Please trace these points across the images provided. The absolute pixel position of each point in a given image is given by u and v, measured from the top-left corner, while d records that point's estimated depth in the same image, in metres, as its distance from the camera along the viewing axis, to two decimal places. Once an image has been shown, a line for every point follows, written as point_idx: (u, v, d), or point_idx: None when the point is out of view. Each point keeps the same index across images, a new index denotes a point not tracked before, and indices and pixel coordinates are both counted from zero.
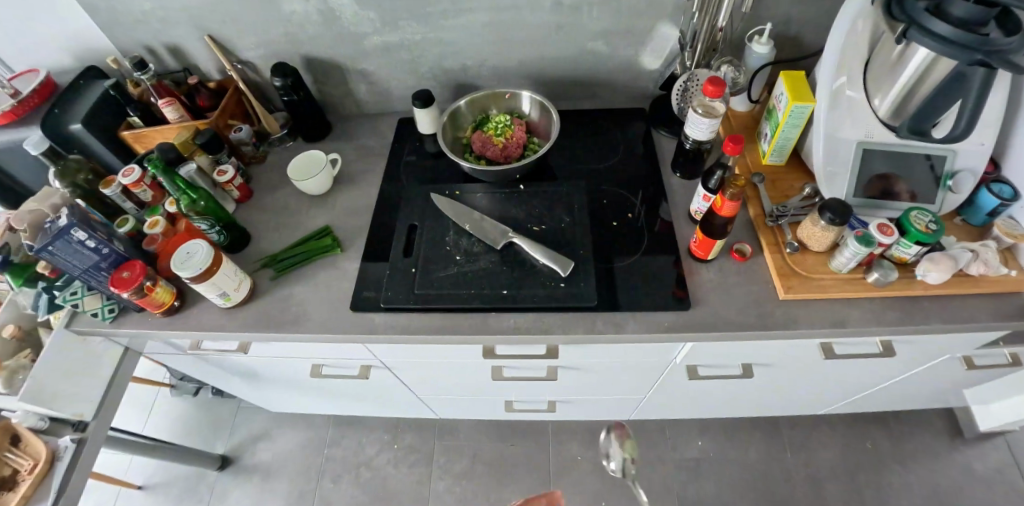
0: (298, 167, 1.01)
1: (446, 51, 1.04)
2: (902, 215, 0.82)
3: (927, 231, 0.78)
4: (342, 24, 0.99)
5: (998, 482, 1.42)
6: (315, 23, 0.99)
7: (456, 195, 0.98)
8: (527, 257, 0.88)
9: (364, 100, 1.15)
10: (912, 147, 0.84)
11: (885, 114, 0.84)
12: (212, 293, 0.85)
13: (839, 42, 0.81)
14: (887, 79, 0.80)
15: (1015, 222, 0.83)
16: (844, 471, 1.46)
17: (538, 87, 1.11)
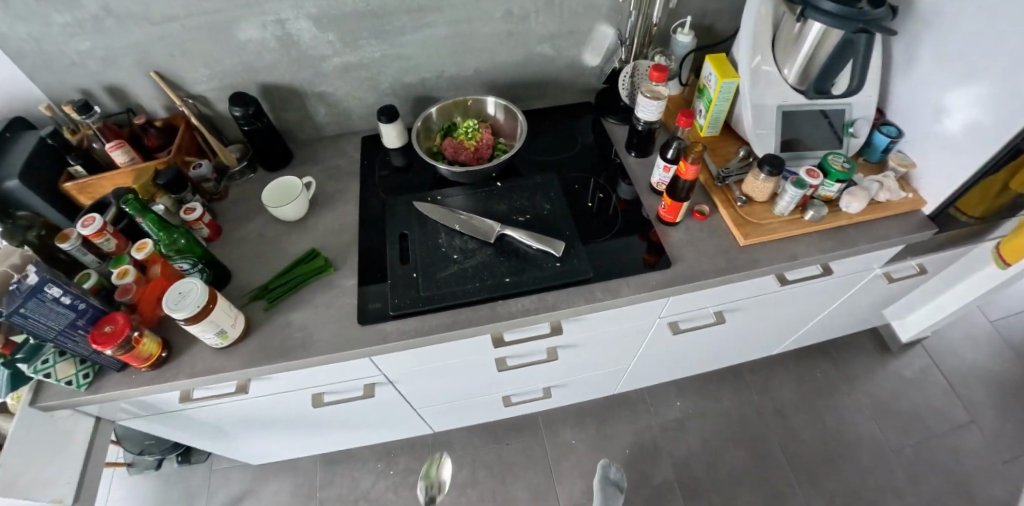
0: (271, 194, 0.99)
1: (405, 66, 1.10)
2: (822, 161, 0.99)
3: (843, 170, 0.95)
4: (301, 47, 1.02)
5: (919, 381, 1.69)
6: (272, 48, 1.01)
7: (439, 200, 1.02)
8: (519, 245, 0.93)
9: (323, 123, 1.16)
10: (817, 104, 1.02)
11: (794, 81, 1.01)
12: (209, 333, 0.81)
13: (751, 24, 0.98)
14: (793, 52, 0.98)
15: (904, 156, 1.05)
16: (802, 400, 1.65)
17: (494, 93, 1.20)
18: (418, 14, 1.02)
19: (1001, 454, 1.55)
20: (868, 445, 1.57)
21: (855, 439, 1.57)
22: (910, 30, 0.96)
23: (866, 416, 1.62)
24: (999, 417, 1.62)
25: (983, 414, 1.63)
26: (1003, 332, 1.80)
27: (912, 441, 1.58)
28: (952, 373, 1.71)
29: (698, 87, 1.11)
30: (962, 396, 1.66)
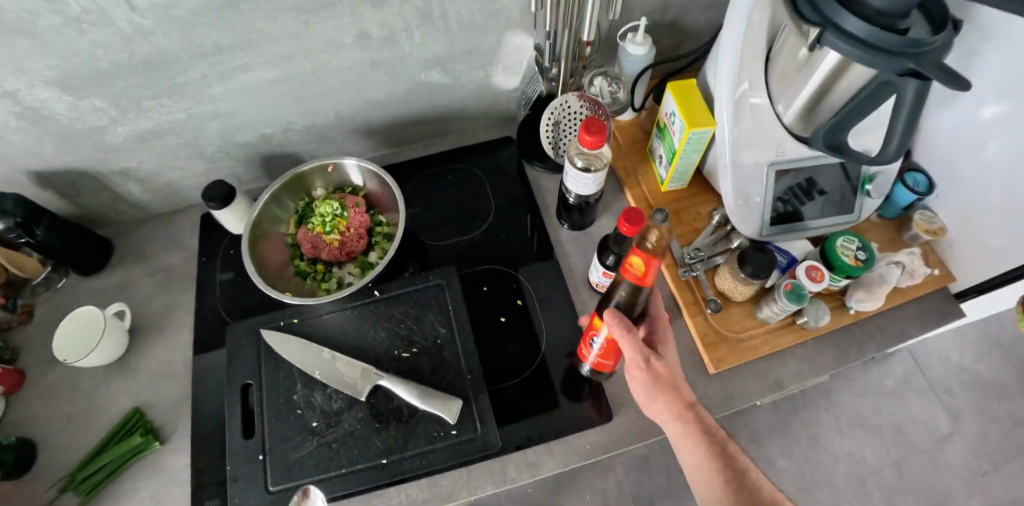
0: (67, 343, 0.73)
1: (232, 124, 0.77)
2: (829, 244, 0.76)
3: (857, 265, 0.73)
4: (58, 121, 0.68)
5: (902, 391, 1.50)
6: (13, 128, 0.67)
7: (296, 324, 0.75)
8: (402, 401, 0.69)
9: (146, 199, 0.86)
10: (819, 157, 0.74)
11: (791, 120, 0.70)
12: None
13: (735, 44, 0.65)
14: (794, 86, 0.65)
15: (932, 215, 0.82)
16: (779, 421, 1.49)
17: (373, 137, 0.87)
18: (220, 57, 0.66)
19: (986, 466, 1.43)
20: (851, 469, 1.43)
21: (832, 462, 1.43)
22: (970, 40, 0.66)
23: (855, 436, 1.46)
24: (981, 424, 1.46)
25: (982, 425, 1.47)
26: (999, 324, 1.58)
27: (892, 460, 1.43)
28: (934, 375, 1.53)
29: (658, 123, 0.79)
30: (946, 403, 1.49)
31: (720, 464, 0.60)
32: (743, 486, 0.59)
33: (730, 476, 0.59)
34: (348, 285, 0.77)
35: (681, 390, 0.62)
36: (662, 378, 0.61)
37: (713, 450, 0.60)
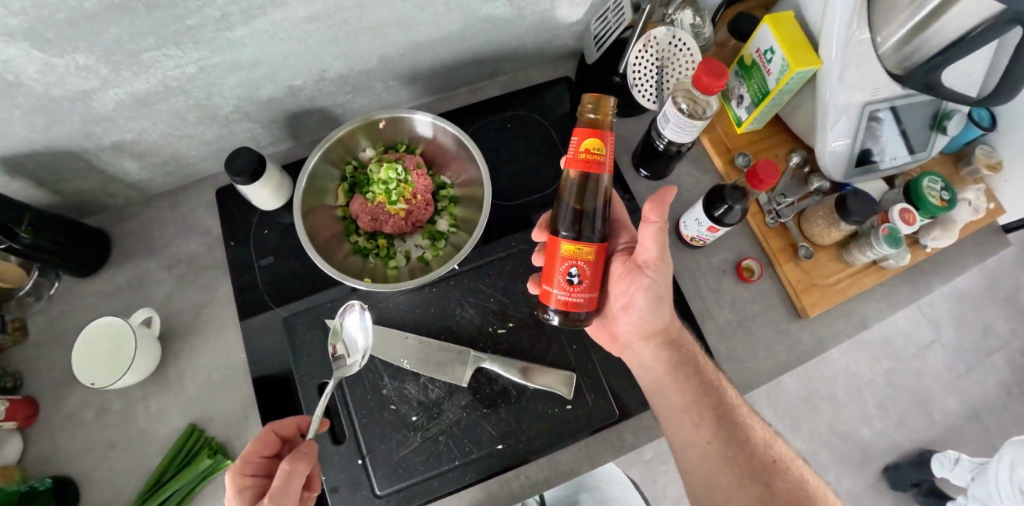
0: (92, 365, 0.61)
1: (254, 78, 0.62)
2: (913, 183, 0.74)
3: (943, 206, 0.71)
4: (29, 89, 0.52)
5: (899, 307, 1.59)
6: None
7: (368, 310, 0.65)
8: (508, 381, 0.63)
9: (145, 177, 0.71)
10: (908, 96, 0.70)
11: (886, 54, 0.61)
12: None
13: None
14: (896, 19, 0.57)
15: (990, 150, 0.82)
16: None
17: (416, 83, 0.74)
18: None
19: None
20: None
21: (833, 377, 1.41)
22: None
23: None
24: None
25: None
26: None
27: (882, 369, 1.42)
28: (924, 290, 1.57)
29: (743, 59, 0.73)
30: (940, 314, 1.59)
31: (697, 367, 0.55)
32: (715, 389, 0.54)
33: (705, 381, 0.54)
34: (418, 259, 0.67)
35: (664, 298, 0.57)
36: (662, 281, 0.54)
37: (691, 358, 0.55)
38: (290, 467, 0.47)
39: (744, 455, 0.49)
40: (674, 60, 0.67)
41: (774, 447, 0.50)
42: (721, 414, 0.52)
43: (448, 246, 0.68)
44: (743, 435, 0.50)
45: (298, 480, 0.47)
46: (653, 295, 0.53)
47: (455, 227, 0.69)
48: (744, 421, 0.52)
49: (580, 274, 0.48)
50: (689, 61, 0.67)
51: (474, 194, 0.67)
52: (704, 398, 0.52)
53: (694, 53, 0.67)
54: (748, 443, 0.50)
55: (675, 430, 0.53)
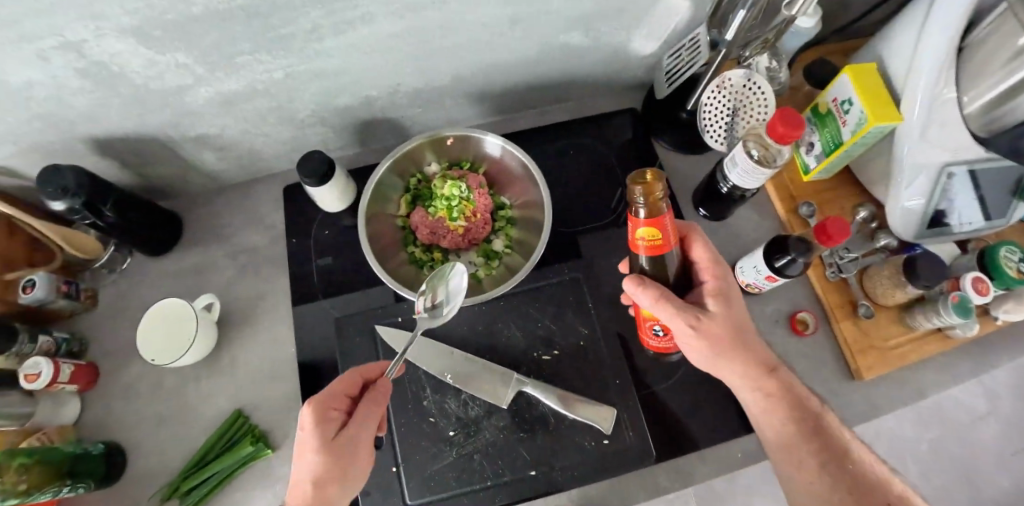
0: (155, 343, 0.64)
1: (336, 87, 0.65)
2: (989, 252, 0.70)
3: (1021, 278, 0.68)
4: (134, 81, 0.56)
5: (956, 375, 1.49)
6: (78, 88, 0.55)
7: (417, 321, 0.67)
8: (547, 408, 0.63)
9: (221, 169, 0.74)
10: (991, 162, 0.65)
11: (972, 114, 0.61)
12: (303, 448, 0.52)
13: (953, 22, 0.58)
14: (985, 82, 0.57)
15: None
16: None
17: (485, 103, 0.76)
18: (341, 12, 0.53)
19: None
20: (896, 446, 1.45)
21: (876, 440, 1.34)
22: None
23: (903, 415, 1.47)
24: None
25: None
26: None
27: (929, 437, 1.35)
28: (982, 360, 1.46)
29: (818, 107, 0.72)
30: None
31: (792, 403, 0.52)
32: (816, 430, 0.51)
33: (802, 423, 0.52)
34: (470, 276, 0.68)
35: (749, 331, 0.54)
36: (733, 327, 0.52)
37: (787, 393, 0.53)
38: (363, 418, 0.52)
39: (853, 501, 0.47)
40: (748, 105, 0.67)
41: (887, 494, 0.47)
42: (824, 459, 0.50)
43: (501, 266, 0.68)
44: (849, 481, 0.48)
45: (372, 427, 0.52)
46: (730, 341, 0.52)
47: (510, 248, 0.70)
48: (851, 464, 0.49)
49: (662, 329, 0.57)
50: (762, 108, 0.66)
51: (534, 219, 0.68)
52: (807, 440, 0.51)
53: (769, 101, 0.66)
54: (857, 491, 0.48)
55: (778, 462, 0.52)
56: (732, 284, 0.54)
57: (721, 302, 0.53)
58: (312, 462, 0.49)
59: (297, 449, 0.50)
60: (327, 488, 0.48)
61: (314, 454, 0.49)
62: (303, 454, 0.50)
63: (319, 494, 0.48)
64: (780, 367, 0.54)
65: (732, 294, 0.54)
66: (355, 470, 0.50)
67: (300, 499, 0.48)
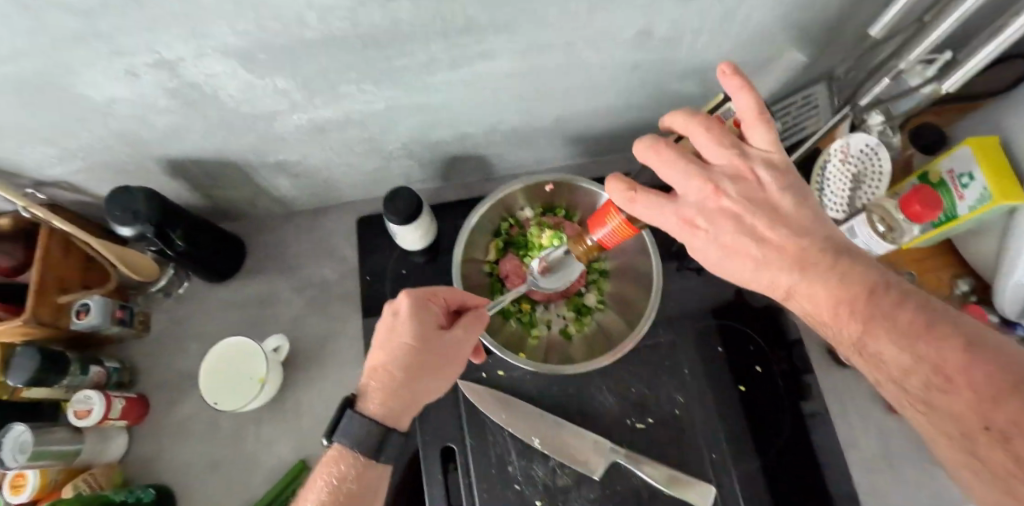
0: (219, 385, 0.59)
1: (433, 123, 0.60)
2: None
3: None
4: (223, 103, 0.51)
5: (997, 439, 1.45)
6: (164, 107, 0.50)
7: (503, 378, 0.63)
8: (640, 481, 0.59)
9: (293, 195, 0.70)
10: None
11: None
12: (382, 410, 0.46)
13: None
14: None
15: None
16: None
17: (577, 144, 0.72)
18: (465, 51, 0.48)
19: None
20: None
21: None
22: None
23: None
24: None
25: None
26: None
27: None
28: None
29: (925, 174, 0.68)
30: None
31: (853, 317, 0.35)
32: (879, 356, 0.34)
33: (854, 336, 0.35)
34: (560, 332, 0.66)
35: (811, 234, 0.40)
36: (755, 198, 0.41)
37: (835, 302, 0.37)
38: (461, 333, 0.48)
39: (932, 429, 0.32)
40: (865, 172, 0.65)
41: (995, 406, 0.27)
42: (896, 388, 0.34)
43: (592, 322, 0.67)
44: (940, 381, 0.30)
45: (468, 349, 0.48)
46: (751, 212, 0.41)
47: (601, 302, 0.67)
48: (937, 384, 0.31)
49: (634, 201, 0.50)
50: (876, 175, 0.65)
51: (631, 277, 0.66)
52: (862, 350, 0.35)
53: (885, 170, 0.64)
54: (942, 428, 0.31)
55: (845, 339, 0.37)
56: (716, 227, 0.43)
57: (715, 249, 0.44)
58: (403, 344, 0.46)
59: (384, 325, 0.48)
60: (411, 380, 0.46)
61: (405, 340, 0.46)
62: (393, 333, 0.47)
63: (404, 383, 0.46)
64: (829, 270, 0.38)
65: (728, 231, 0.42)
66: (437, 374, 0.47)
67: (381, 376, 0.46)
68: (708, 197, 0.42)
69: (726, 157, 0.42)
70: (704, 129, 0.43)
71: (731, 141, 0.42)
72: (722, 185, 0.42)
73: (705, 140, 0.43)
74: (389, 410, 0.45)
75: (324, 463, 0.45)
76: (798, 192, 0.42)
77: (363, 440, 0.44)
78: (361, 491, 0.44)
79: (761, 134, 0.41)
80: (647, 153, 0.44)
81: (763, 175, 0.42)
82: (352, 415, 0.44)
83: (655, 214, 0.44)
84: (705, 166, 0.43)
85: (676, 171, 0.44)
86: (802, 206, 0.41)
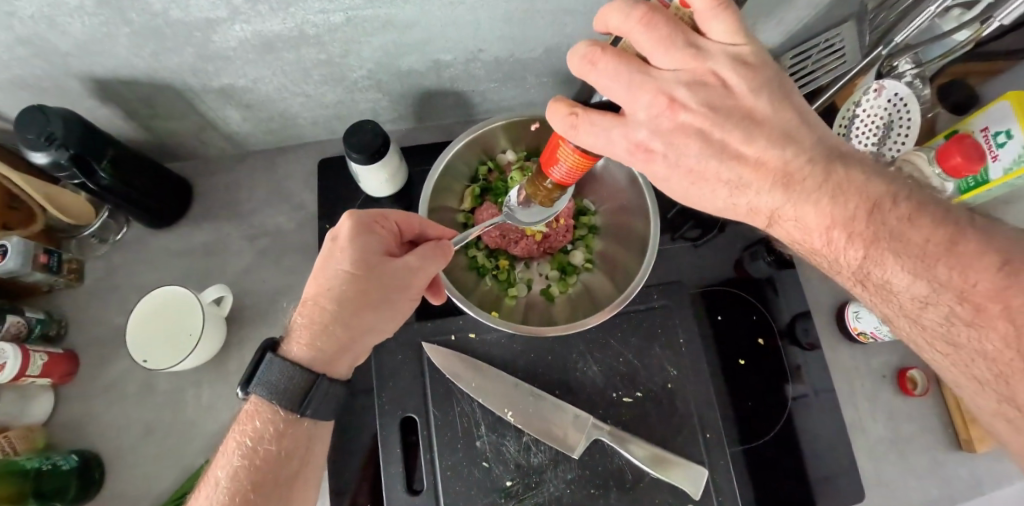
0: (152, 338, 0.52)
1: (402, 50, 0.52)
2: None
3: None
4: (144, 13, 0.40)
5: None
6: (68, 14, 0.39)
7: (473, 341, 0.55)
8: (624, 461, 0.52)
9: (246, 130, 0.62)
10: None
11: None
12: (306, 357, 0.39)
13: None
14: None
15: None
16: None
17: (566, 84, 0.64)
18: None
19: None
20: None
21: None
22: None
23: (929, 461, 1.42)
24: None
25: None
26: None
27: None
28: None
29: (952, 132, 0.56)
30: None
31: (854, 242, 0.30)
32: (889, 285, 0.30)
33: (856, 266, 0.31)
34: (540, 292, 0.59)
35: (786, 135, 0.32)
36: (719, 105, 0.32)
37: (828, 227, 0.31)
38: (413, 261, 0.41)
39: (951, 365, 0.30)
40: (892, 123, 0.57)
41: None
42: (911, 323, 0.31)
43: (578, 284, 0.60)
44: (966, 314, 0.28)
45: (420, 279, 0.42)
46: (714, 122, 0.32)
47: (590, 262, 0.60)
48: (962, 315, 0.28)
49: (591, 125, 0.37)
50: (904, 127, 0.57)
51: (622, 234, 0.58)
52: (869, 284, 0.32)
53: (913, 121, 0.57)
54: (964, 364, 0.29)
55: (847, 280, 0.33)
56: (675, 145, 0.33)
57: (677, 176, 0.35)
58: (338, 272, 0.40)
59: (322, 255, 0.41)
60: (349, 315, 0.40)
61: (345, 268, 0.40)
62: (327, 261, 0.40)
63: (340, 318, 0.39)
64: (820, 187, 0.31)
65: (693, 155, 0.33)
66: (386, 308, 0.41)
67: (310, 311, 0.40)
68: (661, 115, 0.32)
69: (678, 61, 0.31)
70: (643, 24, 0.30)
71: (685, 35, 0.31)
72: (679, 97, 0.31)
73: (645, 39, 0.30)
74: (319, 354, 0.39)
75: (238, 421, 0.39)
76: (775, 89, 0.32)
77: (282, 391, 0.38)
78: (283, 451, 0.39)
79: (719, 22, 0.30)
80: (578, 68, 0.32)
81: (728, 75, 0.31)
82: (272, 360, 0.38)
83: (603, 145, 0.33)
84: (651, 75, 0.32)
85: (618, 83, 0.32)
86: (783, 104, 0.32)
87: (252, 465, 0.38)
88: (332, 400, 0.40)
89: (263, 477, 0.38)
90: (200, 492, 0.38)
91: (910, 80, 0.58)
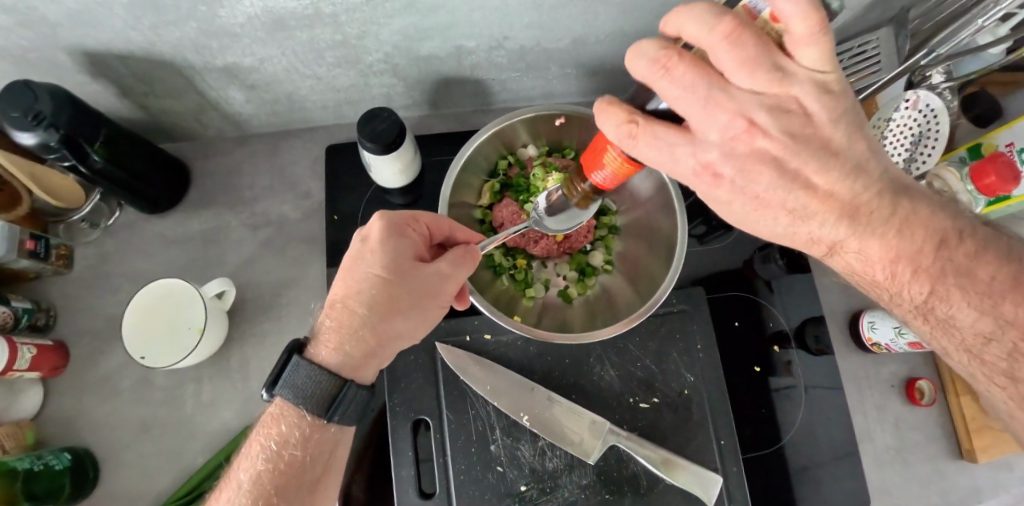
0: (151, 333, 0.50)
1: (423, 34, 0.48)
2: None
3: None
4: None
5: None
6: None
7: (489, 342, 0.54)
8: (639, 467, 0.51)
9: (249, 113, 0.58)
10: None
11: None
12: (333, 362, 0.37)
13: None
14: None
15: None
16: None
17: (589, 77, 0.61)
18: None
19: None
20: None
21: None
22: None
23: None
24: None
25: None
26: None
27: None
28: None
29: (977, 147, 0.56)
30: None
31: (921, 278, 0.32)
32: (952, 320, 0.33)
33: (921, 300, 0.33)
34: (559, 293, 0.57)
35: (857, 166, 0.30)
36: (797, 134, 0.30)
37: (893, 260, 0.32)
38: (445, 268, 0.40)
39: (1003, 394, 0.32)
40: (923, 135, 0.56)
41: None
42: (970, 357, 0.33)
43: (596, 285, 0.58)
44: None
45: (451, 287, 0.40)
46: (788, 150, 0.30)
47: (608, 263, 0.59)
48: (1022, 351, 0.31)
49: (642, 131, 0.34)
50: (932, 140, 0.56)
51: (644, 237, 0.57)
52: (929, 317, 0.34)
53: (941, 134, 0.56)
54: (1018, 397, 0.31)
55: (907, 314, 0.35)
56: (742, 171, 0.32)
57: (741, 201, 0.33)
58: (368, 275, 0.38)
59: (350, 255, 0.39)
60: (379, 320, 0.38)
61: (376, 271, 0.38)
62: (356, 263, 0.39)
63: (369, 323, 0.37)
64: (887, 222, 0.31)
65: (764, 183, 0.31)
66: (416, 314, 0.39)
67: (338, 314, 0.38)
68: (739, 138, 0.30)
69: (762, 84, 0.29)
70: (729, 42, 0.27)
71: (772, 57, 0.28)
72: (760, 124, 0.30)
73: (728, 59, 0.27)
74: (346, 359, 0.37)
75: (263, 424, 0.37)
76: (852, 119, 0.30)
77: (309, 396, 0.36)
78: (308, 456, 0.37)
79: (813, 48, 0.28)
80: (648, 72, 0.29)
81: (811, 104, 0.30)
82: (299, 362, 0.36)
83: (664, 159, 0.31)
84: (730, 95, 0.29)
85: (691, 97, 0.29)
86: (855, 137, 0.31)
87: (277, 470, 0.36)
88: (359, 406, 0.38)
89: (286, 482, 0.36)
90: (221, 494, 0.36)
91: (941, 92, 0.57)
